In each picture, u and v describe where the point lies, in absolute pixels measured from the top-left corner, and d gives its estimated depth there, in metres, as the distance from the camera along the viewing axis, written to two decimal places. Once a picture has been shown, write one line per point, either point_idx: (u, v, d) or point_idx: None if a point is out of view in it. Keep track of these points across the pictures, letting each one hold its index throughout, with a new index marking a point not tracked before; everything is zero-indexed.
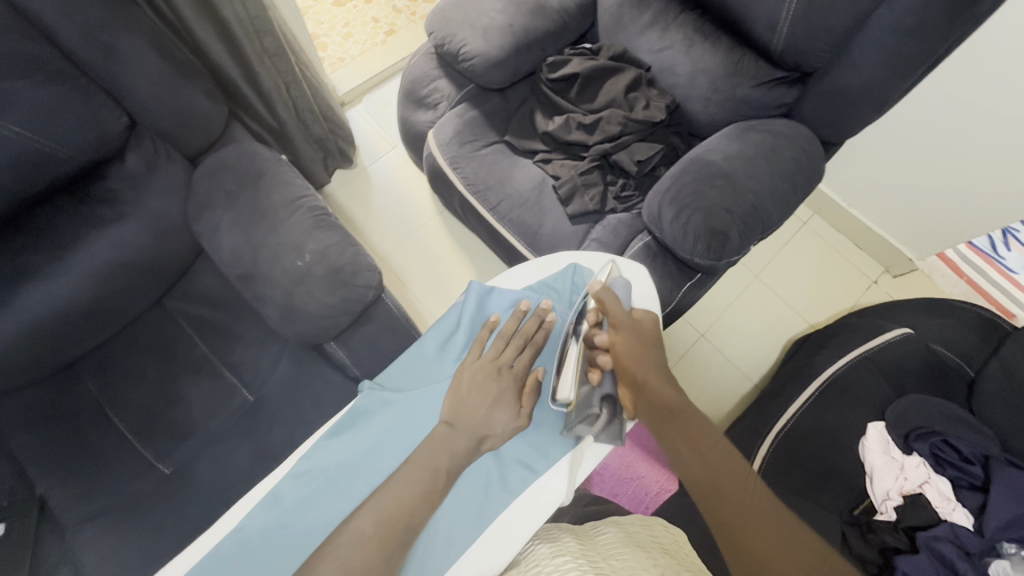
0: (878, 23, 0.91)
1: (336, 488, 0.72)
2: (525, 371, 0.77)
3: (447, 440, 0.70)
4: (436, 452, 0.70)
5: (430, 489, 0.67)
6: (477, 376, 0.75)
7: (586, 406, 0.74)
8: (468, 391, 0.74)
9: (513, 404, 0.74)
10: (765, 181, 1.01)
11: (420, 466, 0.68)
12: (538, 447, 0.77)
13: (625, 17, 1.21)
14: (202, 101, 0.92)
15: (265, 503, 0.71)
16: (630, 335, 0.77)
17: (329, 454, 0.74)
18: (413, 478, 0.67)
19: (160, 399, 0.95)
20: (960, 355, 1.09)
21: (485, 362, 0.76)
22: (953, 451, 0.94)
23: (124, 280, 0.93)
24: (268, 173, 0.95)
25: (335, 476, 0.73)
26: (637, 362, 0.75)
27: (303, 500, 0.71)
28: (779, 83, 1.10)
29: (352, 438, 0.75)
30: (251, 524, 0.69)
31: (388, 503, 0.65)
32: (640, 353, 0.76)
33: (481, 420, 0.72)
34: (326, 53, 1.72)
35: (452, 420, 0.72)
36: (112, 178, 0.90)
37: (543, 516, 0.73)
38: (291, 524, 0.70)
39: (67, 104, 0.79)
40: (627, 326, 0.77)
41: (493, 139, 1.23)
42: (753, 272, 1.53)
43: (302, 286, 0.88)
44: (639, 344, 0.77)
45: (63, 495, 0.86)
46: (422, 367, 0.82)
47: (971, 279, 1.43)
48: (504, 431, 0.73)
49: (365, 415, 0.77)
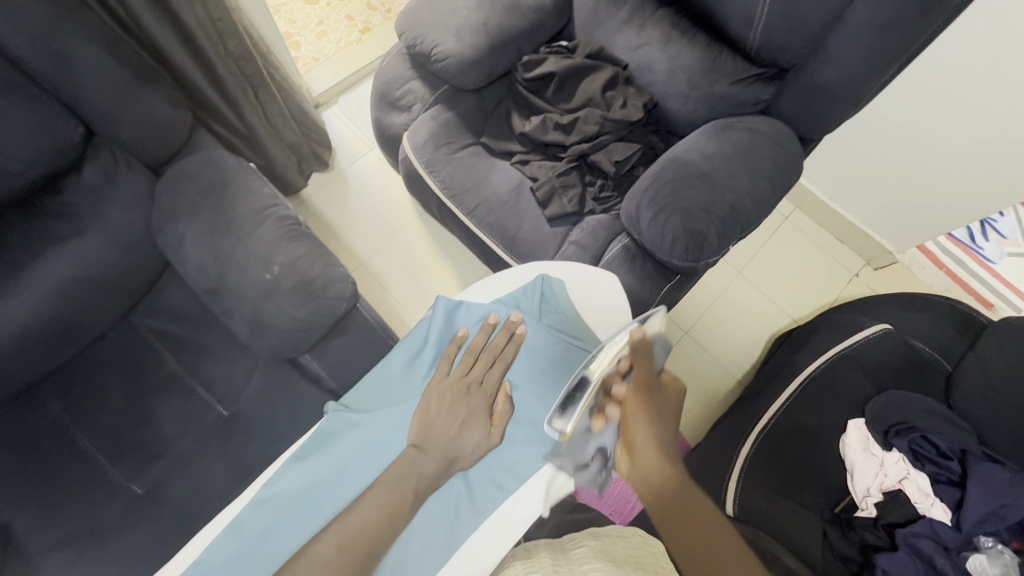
0: (853, 19, 0.90)
1: (301, 514, 0.71)
2: (495, 388, 0.77)
3: (415, 463, 0.71)
4: (405, 475, 0.70)
5: (398, 510, 0.68)
6: (446, 395, 0.75)
7: (581, 446, 0.71)
8: (438, 412, 0.74)
9: (484, 423, 0.74)
10: (743, 179, 1.00)
11: (387, 488, 0.69)
12: (508, 465, 0.75)
13: (601, 13, 1.19)
14: (164, 109, 0.89)
15: (230, 529, 0.69)
16: (651, 400, 0.71)
17: (294, 479, 0.72)
18: (377, 501, 0.68)
19: (129, 418, 0.92)
20: (938, 348, 1.10)
21: (453, 380, 0.76)
22: (931, 447, 0.94)
23: (86, 297, 0.90)
24: (235, 182, 0.92)
25: (303, 500, 0.71)
26: (645, 422, 0.70)
27: (268, 526, 0.69)
28: (756, 79, 1.09)
29: (317, 462, 0.73)
30: (215, 553, 0.68)
31: (352, 529, 0.66)
32: (653, 417, 0.71)
33: (451, 441, 0.72)
34: (299, 52, 1.68)
35: (422, 443, 0.72)
36: (71, 192, 0.87)
37: (514, 536, 0.72)
38: (257, 551, 0.69)
39: (16, 116, 0.76)
40: (654, 389, 0.71)
41: (469, 141, 1.21)
42: (736, 269, 1.53)
43: (272, 299, 0.85)
44: (653, 411, 0.71)
45: (28, 522, 0.84)
46: (389, 385, 0.79)
47: (951, 270, 1.47)
48: (474, 452, 0.73)
49: (330, 437, 0.75)
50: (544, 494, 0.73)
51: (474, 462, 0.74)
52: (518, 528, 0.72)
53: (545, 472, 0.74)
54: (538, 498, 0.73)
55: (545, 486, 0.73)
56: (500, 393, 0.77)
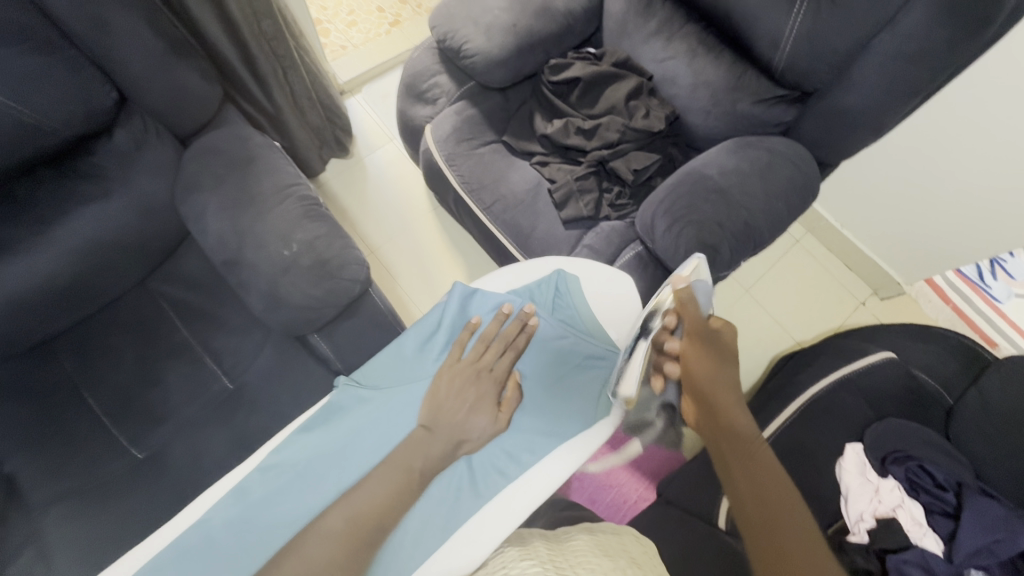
0: (880, 48, 0.92)
1: (304, 483, 0.72)
2: (506, 375, 0.78)
3: (424, 444, 0.72)
4: (414, 456, 0.71)
5: (405, 489, 0.69)
6: (457, 379, 0.76)
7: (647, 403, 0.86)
8: (447, 396, 0.75)
9: (492, 408, 0.76)
10: (759, 198, 1.01)
11: (397, 467, 0.70)
12: (511, 452, 0.77)
13: (630, 24, 1.20)
14: (195, 82, 0.90)
15: (236, 492, 0.70)
16: (718, 358, 0.76)
17: (301, 448, 0.73)
18: (386, 479, 0.69)
19: (136, 381, 0.93)
20: (941, 381, 1.10)
21: (465, 365, 0.77)
22: (928, 477, 0.95)
23: (104, 259, 0.91)
24: (259, 159, 0.93)
25: (306, 471, 0.72)
26: (720, 378, 0.74)
27: (272, 492, 0.70)
28: (780, 100, 1.09)
29: (324, 434, 0.74)
30: (218, 515, 0.69)
31: (359, 505, 0.66)
32: (721, 371, 0.75)
33: (458, 424, 0.74)
34: (328, 40, 1.70)
35: (430, 424, 0.73)
36: (100, 155, 0.88)
37: (513, 521, 0.72)
38: (257, 517, 0.69)
39: (53, 76, 0.77)
40: (712, 346, 0.76)
41: (491, 139, 1.22)
42: (743, 287, 1.54)
43: (288, 276, 0.86)
44: (710, 360, 0.75)
45: (31, 474, 0.85)
46: (401, 365, 0.80)
47: (956, 306, 1.47)
48: (480, 436, 0.75)
49: (338, 410, 0.76)
50: (547, 485, 0.74)
51: (480, 444, 0.76)
52: (518, 517, 0.73)
53: (547, 459, 0.76)
54: (540, 487, 0.74)
55: (547, 477, 0.75)
56: (510, 381, 0.78)
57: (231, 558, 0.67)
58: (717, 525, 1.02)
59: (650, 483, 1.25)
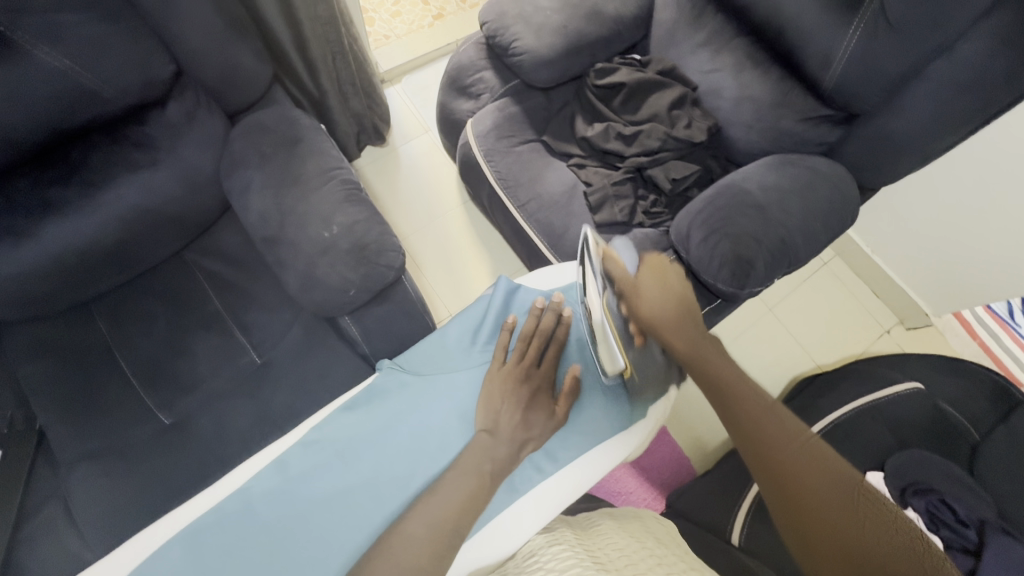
0: (934, 74, 0.91)
1: (342, 459, 0.77)
2: (552, 371, 0.83)
3: (489, 447, 0.74)
4: (481, 459, 0.73)
5: (476, 494, 0.70)
6: (507, 381, 0.80)
7: (644, 362, 0.84)
8: (501, 398, 0.78)
9: (548, 406, 0.80)
10: (797, 217, 1.01)
11: (465, 472, 0.71)
12: (549, 451, 0.82)
13: (678, 34, 1.21)
14: (250, 60, 0.92)
15: (276, 465, 0.77)
16: (640, 292, 0.82)
17: (340, 426, 0.80)
18: (458, 484, 0.70)
19: (168, 349, 0.95)
20: (970, 416, 1.08)
21: (512, 366, 0.81)
22: (949, 511, 0.93)
23: (148, 226, 0.93)
24: (306, 140, 0.95)
25: (346, 448, 0.78)
26: (649, 308, 0.80)
27: (311, 464, 0.76)
28: (824, 120, 1.09)
29: (365, 413, 0.81)
30: (257, 484, 0.75)
31: (437, 510, 0.68)
32: (645, 299, 0.81)
33: (519, 424, 0.77)
34: (372, 28, 1.72)
35: (492, 428, 0.76)
36: (152, 125, 0.90)
37: (549, 514, 0.80)
38: (293, 489, 0.75)
39: (118, 44, 0.79)
40: (632, 286, 0.82)
41: (530, 137, 1.23)
42: (767, 305, 1.53)
43: (327, 257, 0.87)
44: (661, 308, 0.81)
45: (61, 431, 0.87)
46: (444, 353, 0.86)
47: (984, 342, 1.40)
48: (541, 434, 0.79)
49: (381, 392, 0.83)
50: (579, 480, 0.82)
51: (540, 443, 0.79)
52: (552, 509, 0.81)
53: (579, 460, 0.83)
54: (573, 483, 0.82)
55: (578, 472, 0.82)
56: (569, 381, 0.82)
57: (266, 528, 0.72)
58: (730, 541, 1.00)
59: (660, 494, 1.25)
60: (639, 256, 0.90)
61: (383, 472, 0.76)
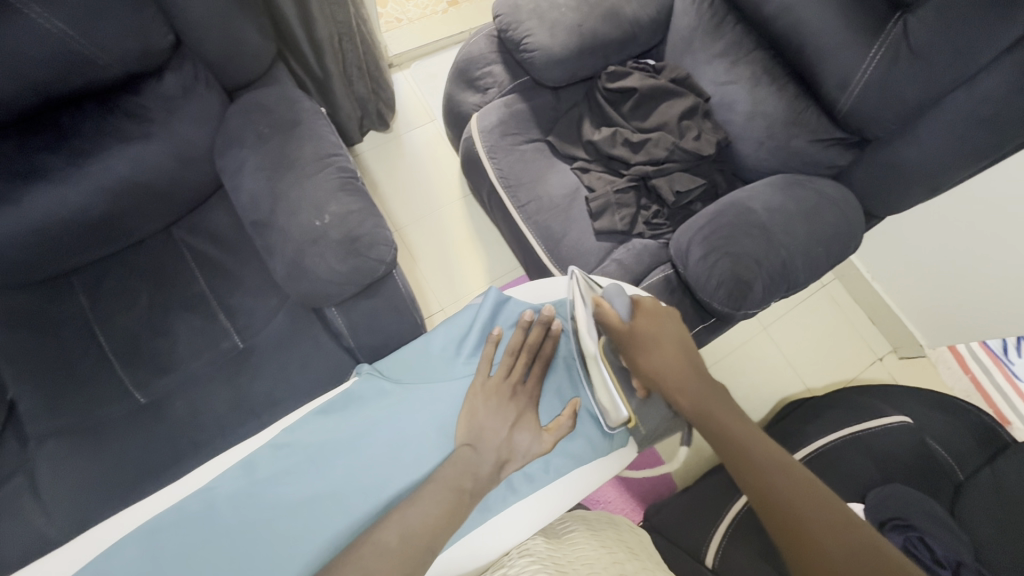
0: (954, 105, 0.89)
1: (314, 465, 0.77)
2: (538, 389, 0.83)
3: (471, 462, 0.73)
4: (463, 475, 0.72)
5: (455, 508, 0.69)
6: (493, 396, 0.80)
7: (652, 411, 0.87)
8: (486, 415, 0.78)
9: (535, 426, 0.80)
10: (801, 239, 0.99)
11: (445, 486, 0.70)
12: (527, 473, 0.81)
13: (696, 42, 1.18)
14: (252, 36, 0.89)
15: (243, 466, 0.76)
16: (641, 346, 0.79)
17: (313, 430, 0.79)
18: (438, 497, 0.68)
19: (149, 327, 0.93)
20: (955, 454, 1.08)
21: (499, 381, 0.81)
22: (927, 551, 0.89)
23: (135, 200, 0.91)
24: (304, 124, 0.92)
25: (318, 453, 0.77)
26: (650, 363, 0.79)
27: (281, 468, 0.76)
28: (837, 142, 1.06)
29: (340, 418, 0.80)
30: (223, 484, 0.74)
31: (413, 522, 0.65)
32: (646, 355, 0.79)
33: (504, 442, 0.77)
34: (384, 10, 1.68)
35: (474, 442, 0.76)
36: (146, 96, 0.87)
37: (519, 534, 0.80)
38: (262, 489, 0.74)
39: (114, 10, 0.76)
40: (628, 339, 0.80)
41: (535, 137, 1.20)
42: (762, 324, 1.51)
43: (316, 247, 0.84)
44: (660, 366, 0.78)
45: (32, 404, 0.85)
46: (428, 362, 0.85)
47: (976, 376, 1.42)
48: (525, 454, 0.78)
49: (358, 399, 0.82)
50: (555, 503, 0.82)
51: (523, 464, 0.79)
52: (524, 530, 0.81)
53: (555, 485, 0.82)
54: (547, 506, 0.82)
55: (555, 496, 0.82)
56: (567, 413, 0.82)
57: (236, 526, 0.71)
58: (703, 563, 1.00)
59: (638, 507, 1.24)
60: (632, 299, 0.83)
61: (355, 478, 0.76)
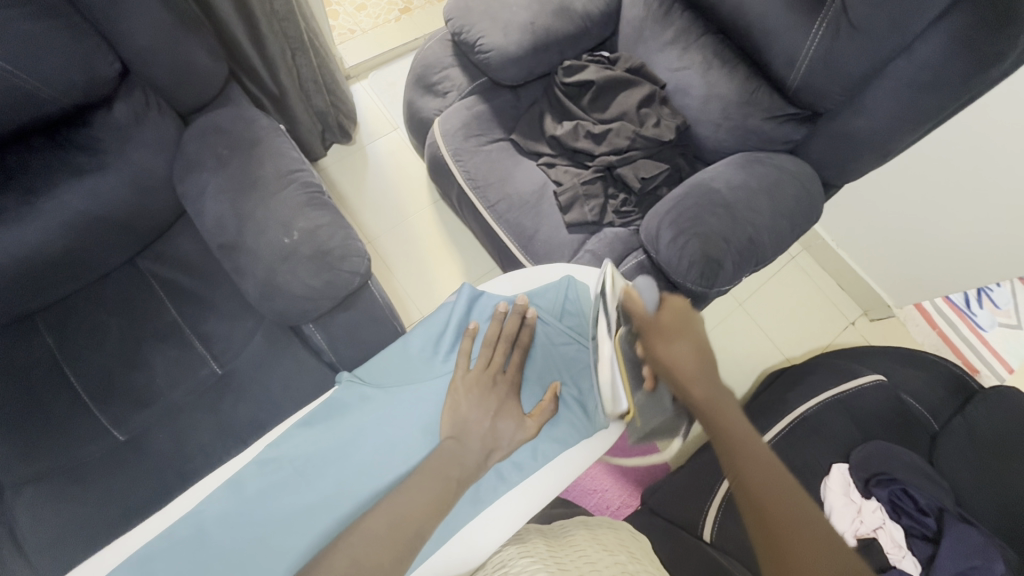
0: (896, 73, 0.92)
1: (303, 479, 0.76)
2: (518, 377, 0.84)
3: (458, 453, 0.74)
4: (449, 466, 0.73)
5: (444, 498, 0.70)
6: (474, 388, 0.80)
7: (655, 407, 0.82)
8: (469, 407, 0.78)
9: (517, 414, 0.81)
10: (764, 214, 1.02)
11: (431, 475, 0.71)
12: (516, 461, 0.83)
13: (646, 31, 1.20)
14: (202, 58, 0.88)
15: (230, 488, 0.75)
16: (664, 332, 0.78)
17: (298, 444, 0.78)
18: (425, 487, 0.69)
19: (122, 362, 0.91)
20: (928, 408, 1.13)
21: (478, 372, 0.82)
22: (910, 501, 0.96)
23: (95, 234, 0.88)
24: (263, 142, 0.91)
25: (306, 466, 0.77)
26: (665, 350, 0.77)
27: (266, 486, 0.75)
28: (789, 119, 1.10)
29: (325, 429, 0.79)
30: (212, 507, 0.73)
31: (401, 509, 0.66)
32: (666, 343, 0.77)
33: (487, 432, 0.78)
34: (336, 22, 1.67)
35: (459, 435, 0.76)
36: (97, 126, 0.85)
37: (513, 527, 0.80)
38: (250, 510, 0.74)
39: (56, 41, 0.75)
40: (650, 326, 0.79)
41: (499, 136, 1.21)
42: (738, 300, 1.55)
43: (287, 264, 0.84)
44: (681, 355, 0.76)
45: (4, 454, 0.82)
46: (408, 362, 0.85)
47: (943, 331, 1.51)
48: (510, 442, 0.79)
49: (341, 406, 0.81)
50: (546, 489, 0.83)
51: (509, 452, 0.80)
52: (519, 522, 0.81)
53: (544, 472, 0.83)
54: (539, 493, 0.82)
55: (545, 483, 0.83)
56: (548, 399, 0.83)
57: (231, 549, 0.72)
58: (702, 537, 1.03)
59: (635, 490, 1.26)
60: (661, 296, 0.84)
61: (344, 487, 0.76)
